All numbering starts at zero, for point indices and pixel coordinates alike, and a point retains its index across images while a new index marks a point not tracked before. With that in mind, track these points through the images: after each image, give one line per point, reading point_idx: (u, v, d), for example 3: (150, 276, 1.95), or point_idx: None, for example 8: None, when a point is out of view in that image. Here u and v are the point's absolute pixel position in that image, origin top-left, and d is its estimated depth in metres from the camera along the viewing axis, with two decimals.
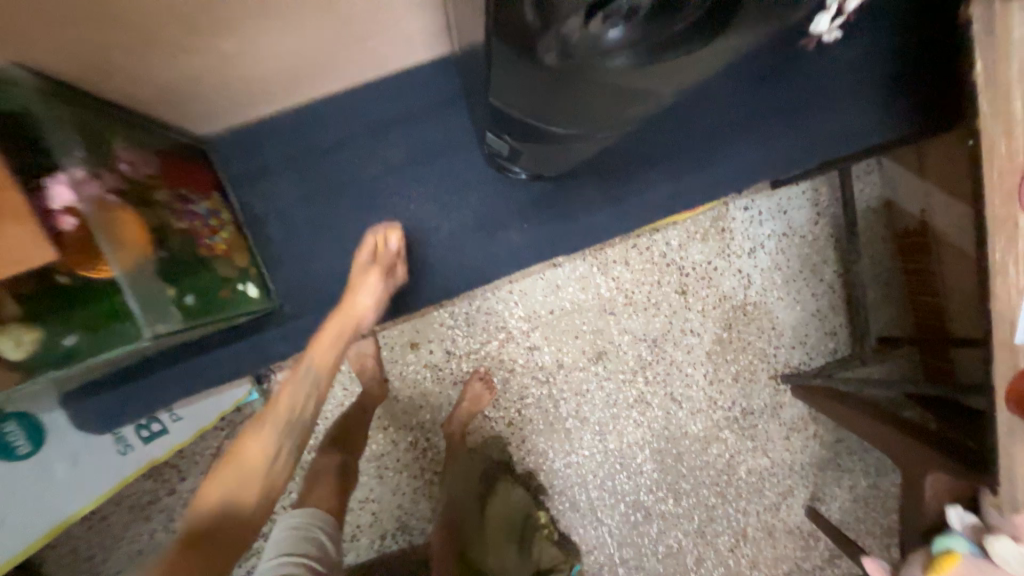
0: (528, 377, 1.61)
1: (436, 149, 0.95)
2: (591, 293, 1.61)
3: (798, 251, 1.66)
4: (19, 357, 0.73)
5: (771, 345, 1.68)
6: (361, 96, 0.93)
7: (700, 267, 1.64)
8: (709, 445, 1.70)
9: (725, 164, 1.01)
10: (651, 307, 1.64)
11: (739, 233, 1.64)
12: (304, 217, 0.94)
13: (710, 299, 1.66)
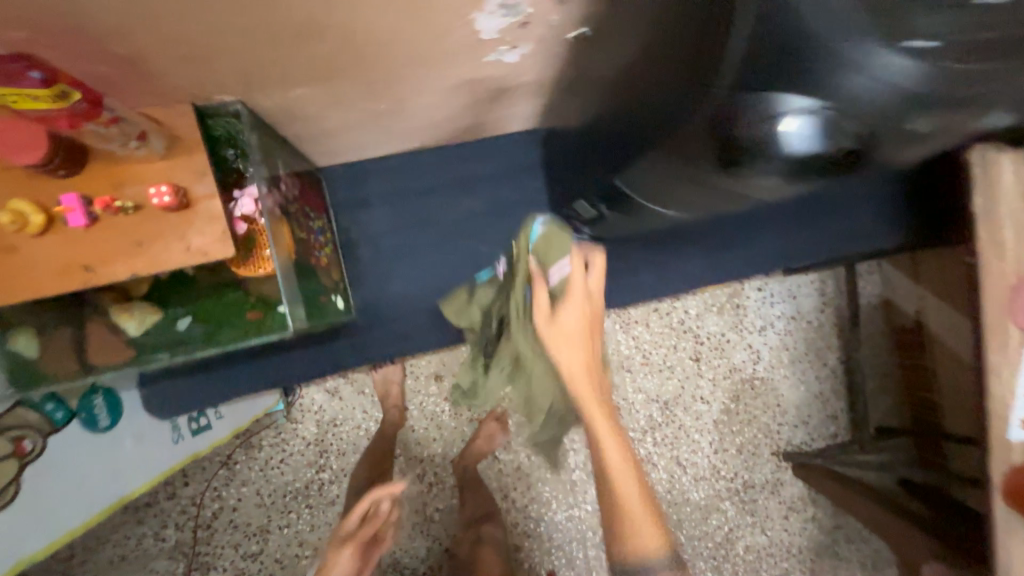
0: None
1: (511, 203, 1.09)
2: (611, 348, 1.69)
3: (807, 337, 1.75)
4: (138, 335, 0.84)
5: (775, 422, 1.76)
6: (455, 150, 1.07)
7: (714, 337, 1.74)
8: (709, 514, 1.73)
9: (756, 248, 1.16)
10: (664, 370, 1.72)
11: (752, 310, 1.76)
12: (388, 246, 1.06)
13: (721, 369, 1.75)
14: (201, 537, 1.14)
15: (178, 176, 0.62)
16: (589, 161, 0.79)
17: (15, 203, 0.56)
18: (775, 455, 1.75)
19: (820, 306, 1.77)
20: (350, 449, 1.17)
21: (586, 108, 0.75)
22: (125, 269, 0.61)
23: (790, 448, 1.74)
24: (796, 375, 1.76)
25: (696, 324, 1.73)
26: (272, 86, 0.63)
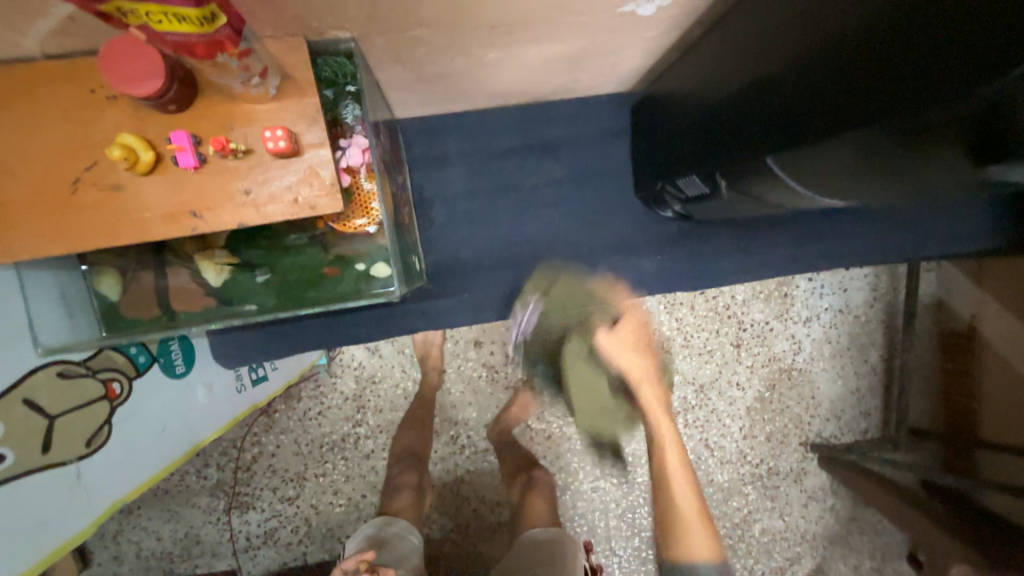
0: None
1: (591, 173, 1.05)
2: (653, 328, 1.28)
3: (872, 332, 1.32)
4: (219, 285, 0.81)
5: (806, 414, 1.33)
6: (540, 112, 1.01)
7: (758, 326, 1.31)
8: (729, 498, 1.32)
9: (830, 245, 1.14)
10: (705, 355, 1.31)
11: (800, 301, 1.31)
12: (464, 208, 1.03)
13: (760, 363, 1.32)
14: (240, 480, 1.18)
15: (290, 120, 0.57)
16: (694, 143, 0.75)
17: (126, 138, 0.53)
18: (802, 445, 1.33)
19: (865, 300, 1.32)
20: (388, 408, 1.19)
21: (709, 87, 0.72)
22: (232, 217, 0.57)
23: (817, 443, 1.32)
24: (833, 376, 1.33)
25: (740, 308, 1.30)
26: (396, 29, 0.58)
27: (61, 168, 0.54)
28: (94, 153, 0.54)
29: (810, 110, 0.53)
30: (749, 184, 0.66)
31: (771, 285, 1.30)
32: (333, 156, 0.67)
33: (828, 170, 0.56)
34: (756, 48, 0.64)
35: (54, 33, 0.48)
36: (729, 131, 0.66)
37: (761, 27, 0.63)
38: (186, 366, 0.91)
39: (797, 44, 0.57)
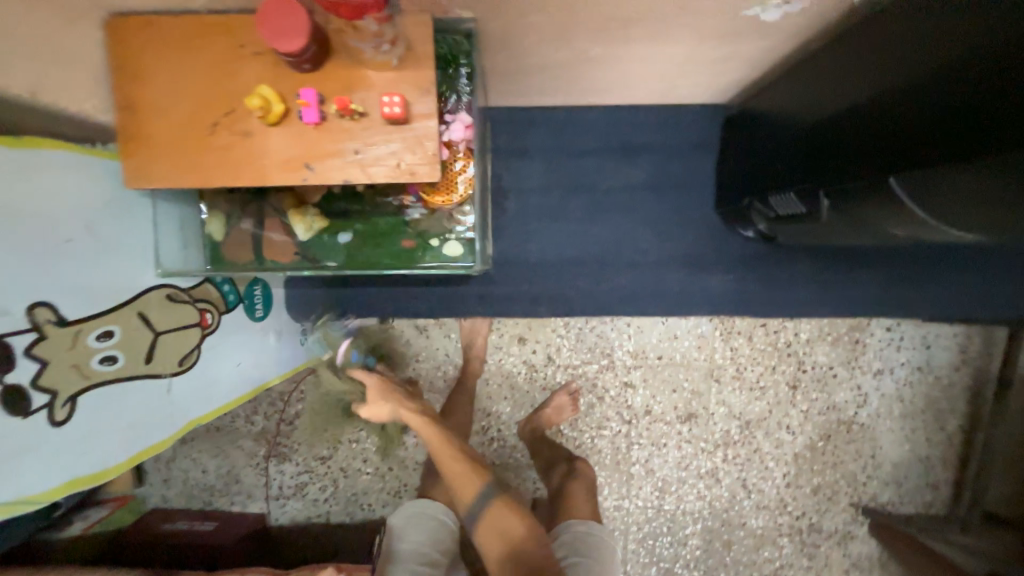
0: (613, 412, 1.16)
1: (672, 182, 1.03)
2: (705, 353, 1.15)
3: (954, 398, 1.18)
4: (306, 240, 0.87)
5: (864, 474, 1.20)
6: (627, 114, 1.01)
7: (821, 370, 1.17)
8: (761, 548, 1.21)
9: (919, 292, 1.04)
10: (757, 391, 1.17)
11: (876, 349, 1.17)
12: (537, 200, 1.04)
13: (820, 409, 1.19)
14: (280, 433, 1.26)
15: (407, 89, 0.60)
16: (794, 159, 0.71)
17: (263, 89, 0.58)
18: (854, 507, 1.20)
19: (952, 360, 1.17)
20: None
21: (815, 102, 0.68)
22: (340, 173, 0.61)
23: (872, 508, 1.19)
24: (900, 439, 1.20)
25: (805, 348, 1.16)
26: (516, 15, 0.60)
27: (203, 111, 0.60)
28: (232, 101, 0.60)
29: (942, 129, 0.49)
30: (855, 208, 0.62)
31: (841, 329, 1.15)
32: (440, 129, 0.72)
33: (960, 192, 0.50)
34: (877, 63, 0.60)
35: None
36: (836, 150, 0.62)
37: (886, 43, 0.59)
38: (267, 313, 0.96)
39: (926, 64, 0.53)
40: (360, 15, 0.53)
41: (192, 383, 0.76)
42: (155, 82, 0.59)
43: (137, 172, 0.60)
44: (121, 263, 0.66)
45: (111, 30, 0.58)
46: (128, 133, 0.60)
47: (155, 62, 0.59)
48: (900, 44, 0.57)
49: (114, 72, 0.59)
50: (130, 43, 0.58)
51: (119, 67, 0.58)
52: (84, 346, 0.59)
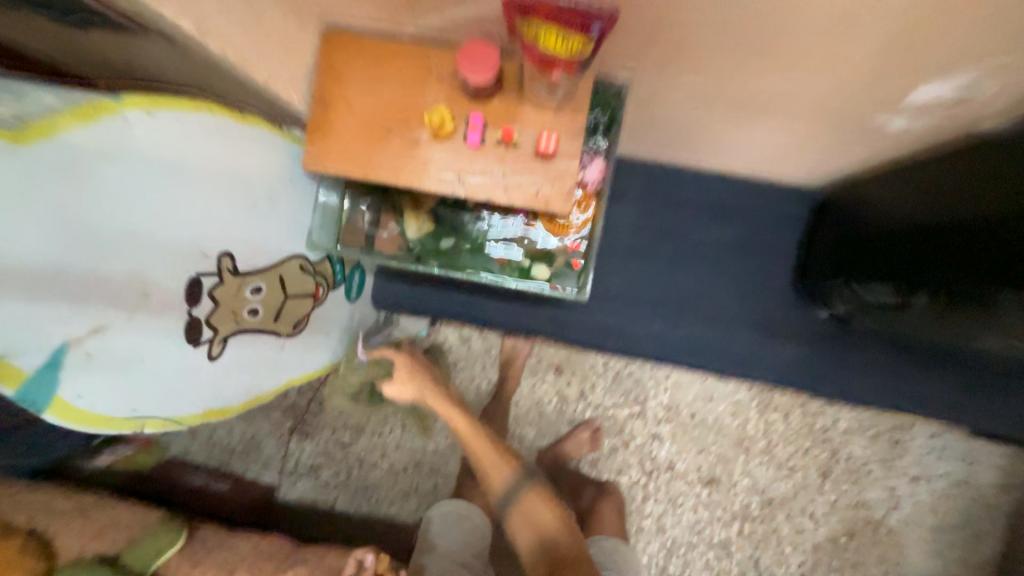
0: (634, 460, 1.18)
1: (752, 250, 1.08)
2: (737, 420, 1.15)
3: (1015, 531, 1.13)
4: (412, 240, 0.94)
5: None
6: (722, 180, 1.07)
7: (853, 463, 1.16)
8: None
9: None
10: (784, 470, 1.17)
11: (912, 454, 1.15)
12: (620, 242, 1.11)
13: (844, 504, 1.17)
14: (308, 411, 1.33)
15: (561, 131, 0.68)
16: (889, 253, 0.74)
17: (441, 108, 0.67)
18: None
19: (994, 482, 1.14)
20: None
21: (912, 202, 0.72)
22: (486, 191, 0.69)
23: None
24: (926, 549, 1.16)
25: (840, 437, 1.15)
26: (669, 82, 0.68)
27: (380, 116, 0.69)
28: (409, 114, 0.69)
29: None
30: (952, 311, 0.66)
31: (881, 425, 1.15)
32: (577, 165, 0.79)
33: None
34: (984, 188, 0.61)
35: (435, 21, 0.63)
36: (935, 253, 0.65)
37: (992, 160, 0.62)
38: (356, 298, 1.04)
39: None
40: (554, 69, 0.57)
41: (292, 346, 0.82)
42: (347, 86, 0.68)
43: (314, 157, 0.69)
44: (273, 228, 0.74)
45: (320, 39, 0.68)
46: (314, 123, 0.69)
47: (349, 69, 0.68)
48: (1010, 172, 0.58)
49: (315, 71, 0.69)
50: (335, 51, 0.68)
51: (321, 68, 0.68)
52: (237, 297, 0.67)
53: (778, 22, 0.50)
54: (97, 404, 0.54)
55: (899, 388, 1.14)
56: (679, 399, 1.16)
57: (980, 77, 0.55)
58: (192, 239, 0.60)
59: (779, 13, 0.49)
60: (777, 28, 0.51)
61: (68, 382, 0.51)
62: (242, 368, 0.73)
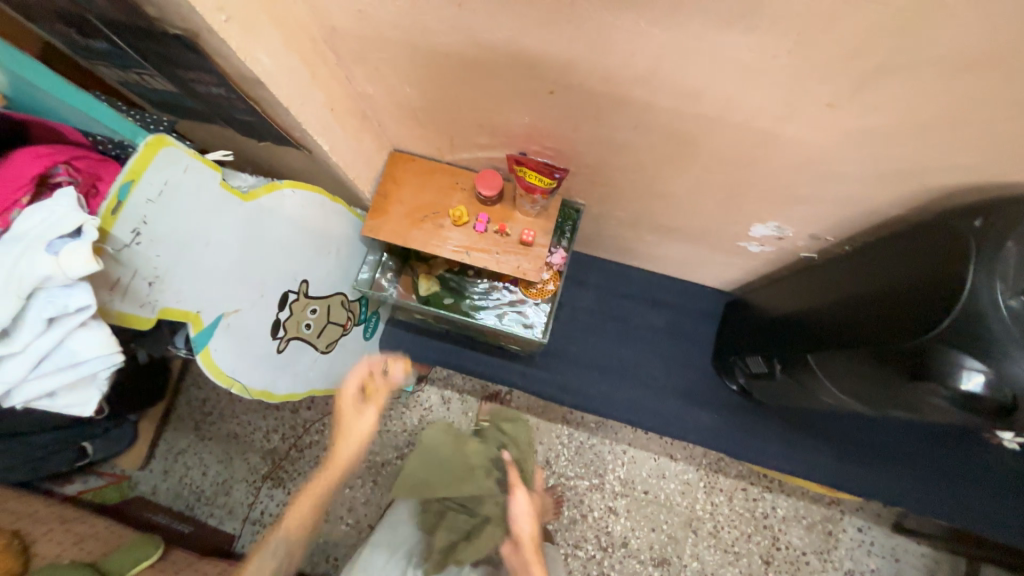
0: (592, 534, 1.51)
1: (683, 334, 1.39)
2: (687, 500, 1.52)
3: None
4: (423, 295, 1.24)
5: None
6: (659, 279, 1.42)
7: (793, 552, 1.49)
8: None
9: (871, 476, 1.28)
10: (730, 552, 1.49)
11: (844, 546, 1.49)
12: (581, 318, 1.42)
13: None
14: (287, 457, 1.65)
15: (538, 230, 1.03)
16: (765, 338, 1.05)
17: (460, 207, 1.02)
18: None
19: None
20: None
21: (775, 303, 1.06)
22: (484, 261, 1.02)
23: None
24: None
25: (779, 524, 1.51)
26: (608, 206, 1.04)
27: (419, 206, 1.03)
28: (437, 207, 1.04)
29: (834, 329, 0.80)
30: (796, 374, 0.94)
31: (815, 517, 1.51)
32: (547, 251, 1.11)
33: (854, 378, 0.78)
34: (806, 293, 0.94)
35: (462, 155, 1.01)
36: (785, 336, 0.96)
37: (811, 275, 0.97)
38: (371, 338, 1.31)
39: (836, 290, 0.85)
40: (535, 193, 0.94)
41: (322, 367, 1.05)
42: (399, 186, 1.04)
43: (370, 227, 1.02)
44: (335, 272, 1.01)
45: (389, 157, 1.06)
46: (374, 206, 1.03)
47: (405, 177, 1.05)
48: (816, 284, 0.93)
49: (381, 175, 1.05)
50: (397, 165, 1.05)
51: (386, 174, 1.05)
52: (302, 313, 0.89)
53: (660, 180, 0.87)
54: (223, 360, 0.71)
55: None
56: (633, 474, 1.54)
57: (786, 227, 0.91)
58: (298, 265, 0.85)
59: (658, 175, 0.85)
60: (661, 183, 0.88)
61: (216, 337, 0.68)
62: (296, 374, 0.92)
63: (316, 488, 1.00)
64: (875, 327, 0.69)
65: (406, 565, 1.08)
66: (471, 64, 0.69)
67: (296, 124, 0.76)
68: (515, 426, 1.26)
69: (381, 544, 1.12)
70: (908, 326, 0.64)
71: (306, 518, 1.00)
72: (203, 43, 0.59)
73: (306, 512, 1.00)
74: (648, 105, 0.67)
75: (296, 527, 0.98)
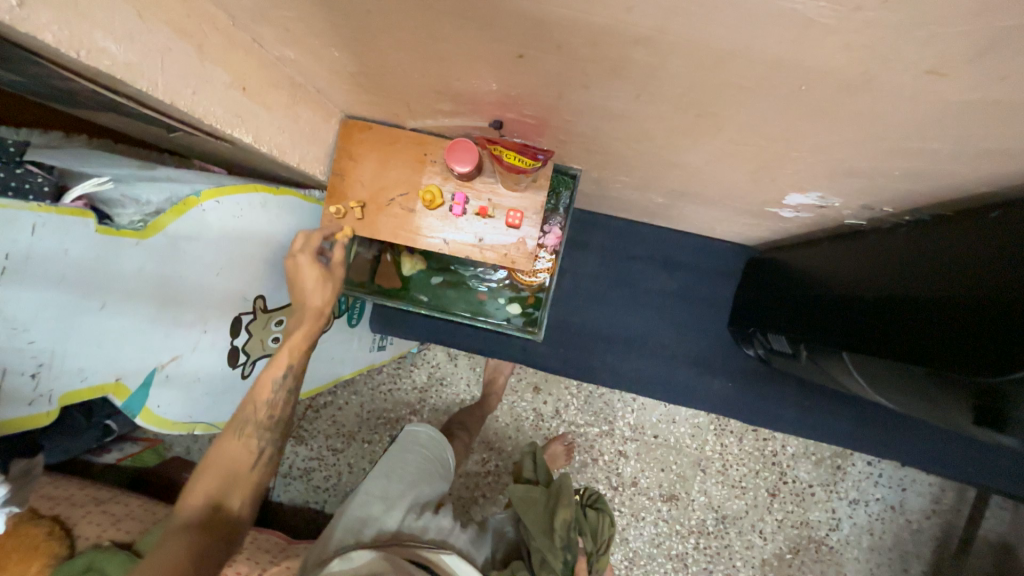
0: (603, 475, 1.39)
1: (697, 294, 1.27)
2: (695, 442, 1.38)
3: (920, 544, 1.32)
4: (408, 276, 1.12)
5: None
6: (671, 235, 1.26)
7: (799, 485, 1.35)
8: None
9: (879, 429, 1.28)
10: (738, 488, 1.37)
11: (852, 480, 1.34)
12: (585, 284, 1.30)
13: (790, 522, 1.36)
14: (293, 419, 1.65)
15: (526, 208, 0.87)
16: (791, 311, 0.92)
17: (431, 186, 0.85)
18: None
19: (924, 508, 1.33)
20: (442, 408, 1.45)
21: (808, 272, 0.90)
22: (466, 251, 0.87)
23: None
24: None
25: (788, 461, 1.36)
26: (610, 171, 0.86)
27: (384, 189, 0.86)
28: (405, 188, 0.86)
29: (880, 327, 0.66)
30: (822, 361, 0.83)
31: (824, 452, 1.35)
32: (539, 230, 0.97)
33: (897, 383, 0.67)
34: (852, 269, 0.78)
35: (428, 122, 0.82)
36: (816, 315, 0.82)
37: (855, 248, 0.80)
38: (359, 322, 1.27)
39: (892, 273, 0.69)
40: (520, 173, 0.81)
41: None
42: (358, 163, 0.86)
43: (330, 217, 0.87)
44: None
45: (341, 126, 0.86)
46: (331, 190, 0.86)
47: (363, 150, 0.86)
48: (864, 259, 0.77)
49: (336, 150, 0.87)
50: (353, 136, 0.86)
51: (341, 149, 0.86)
52: (264, 331, 0.80)
53: (672, 147, 0.68)
54: (168, 412, 0.67)
55: (829, 419, 1.28)
56: (644, 421, 1.39)
57: (831, 197, 0.74)
58: (251, 287, 0.76)
59: (671, 143, 0.67)
60: (671, 151, 0.70)
61: (154, 396, 0.64)
62: None
63: (279, 365, 0.75)
64: (939, 337, 0.57)
65: (414, 506, 0.97)
66: (409, 23, 0.50)
67: (196, 119, 0.59)
68: (601, 514, 1.17)
69: (378, 494, 0.96)
70: (995, 355, 0.50)
71: (279, 403, 0.75)
72: (13, 37, 0.42)
73: (291, 369, 0.77)
74: (656, 71, 0.48)
75: (269, 402, 0.74)
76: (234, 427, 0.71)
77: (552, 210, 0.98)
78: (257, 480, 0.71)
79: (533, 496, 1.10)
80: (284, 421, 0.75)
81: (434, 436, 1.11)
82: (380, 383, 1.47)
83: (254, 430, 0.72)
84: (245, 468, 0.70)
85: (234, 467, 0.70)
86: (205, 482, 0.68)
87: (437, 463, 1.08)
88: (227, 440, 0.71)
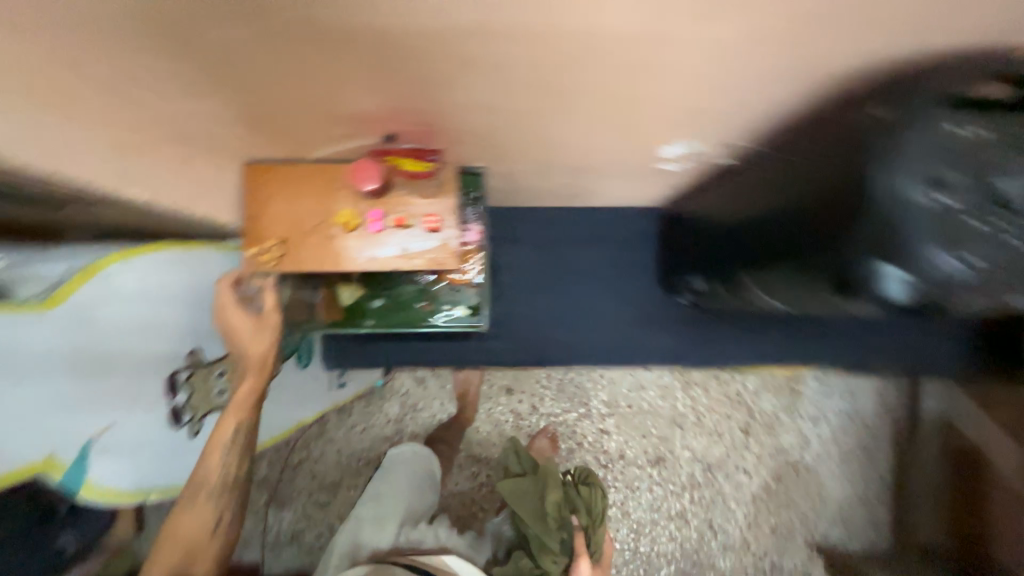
0: (591, 456, 1.43)
1: (626, 261, 1.37)
2: (667, 401, 1.45)
3: (879, 440, 1.46)
4: (348, 305, 1.14)
5: (812, 513, 1.45)
6: (589, 214, 1.36)
7: (768, 417, 1.46)
8: None
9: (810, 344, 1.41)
10: (715, 435, 1.46)
11: (808, 399, 1.47)
12: (523, 277, 1.38)
13: (767, 452, 1.46)
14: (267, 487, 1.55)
15: (441, 211, 0.92)
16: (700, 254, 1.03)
17: (345, 210, 0.88)
18: (809, 546, 1.44)
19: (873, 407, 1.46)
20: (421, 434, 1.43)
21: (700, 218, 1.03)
22: (394, 263, 0.91)
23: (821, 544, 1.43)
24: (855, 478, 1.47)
25: (751, 396, 1.47)
26: (510, 162, 0.93)
27: (302, 222, 0.88)
28: (320, 216, 0.89)
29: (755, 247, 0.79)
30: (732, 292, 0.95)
31: (778, 380, 1.47)
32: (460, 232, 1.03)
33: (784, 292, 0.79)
34: (723, 207, 0.91)
35: (327, 150, 0.86)
36: (715, 252, 0.94)
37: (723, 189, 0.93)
38: (311, 362, 1.26)
39: (747, 202, 0.83)
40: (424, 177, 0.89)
41: None
42: (269, 202, 0.87)
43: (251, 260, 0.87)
44: None
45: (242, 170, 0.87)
46: (247, 233, 0.87)
47: (271, 189, 0.87)
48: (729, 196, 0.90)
49: (242, 193, 0.86)
50: (255, 177, 0.86)
51: (246, 191, 0.86)
52: (201, 385, 0.86)
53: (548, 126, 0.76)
54: (103, 476, 0.73)
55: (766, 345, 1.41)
56: (617, 394, 1.44)
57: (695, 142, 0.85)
58: (179, 344, 0.80)
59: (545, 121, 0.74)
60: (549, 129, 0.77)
61: (85, 467, 0.70)
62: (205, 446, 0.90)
63: (225, 432, 0.80)
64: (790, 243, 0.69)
65: (407, 520, 0.97)
66: (269, 54, 0.54)
67: (81, 185, 0.60)
68: (591, 489, 1.21)
69: (370, 516, 0.97)
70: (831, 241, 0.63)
71: (231, 463, 0.80)
72: None
73: (238, 430, 0.82)
74: (496, 54, 0.55)
75: (220, 471, 0.79)
76: (187, 499, 0.76)
77: (469, 210, 1.04)
78: (219, 544, 0.77)
79: (521, 485, 1.09)
80: (237, 483, 0.81)
81: (417, 452, 1.13)
82: (352, 424, 1.42)
83: (208, 498, 0.77)
84: (206, 535, 0.76)
85: (194, 535, 0.75)
86: (167, 553, 0.72)
87: (423, 477, 1.10)
88: (183, 512, 0.75)
